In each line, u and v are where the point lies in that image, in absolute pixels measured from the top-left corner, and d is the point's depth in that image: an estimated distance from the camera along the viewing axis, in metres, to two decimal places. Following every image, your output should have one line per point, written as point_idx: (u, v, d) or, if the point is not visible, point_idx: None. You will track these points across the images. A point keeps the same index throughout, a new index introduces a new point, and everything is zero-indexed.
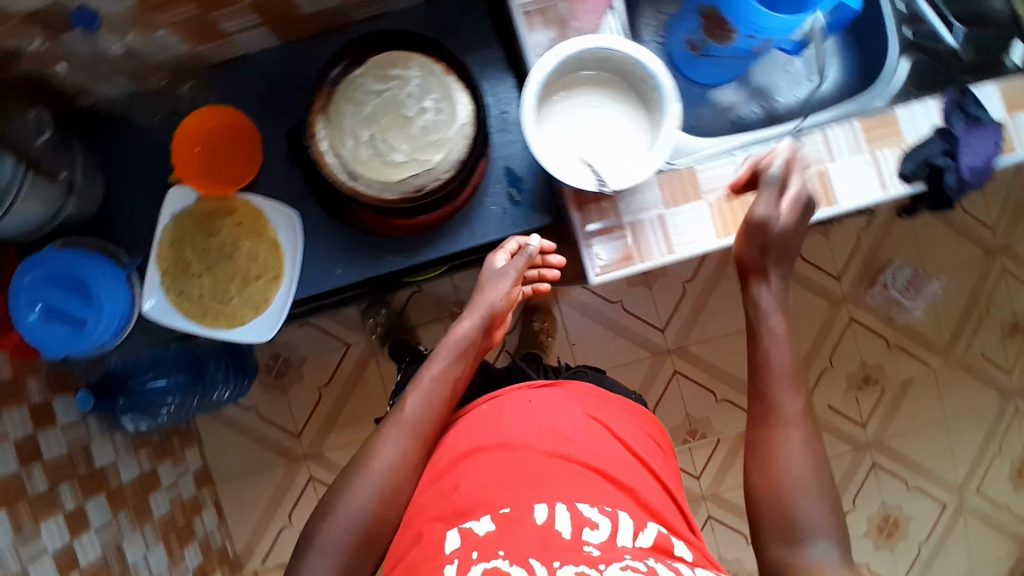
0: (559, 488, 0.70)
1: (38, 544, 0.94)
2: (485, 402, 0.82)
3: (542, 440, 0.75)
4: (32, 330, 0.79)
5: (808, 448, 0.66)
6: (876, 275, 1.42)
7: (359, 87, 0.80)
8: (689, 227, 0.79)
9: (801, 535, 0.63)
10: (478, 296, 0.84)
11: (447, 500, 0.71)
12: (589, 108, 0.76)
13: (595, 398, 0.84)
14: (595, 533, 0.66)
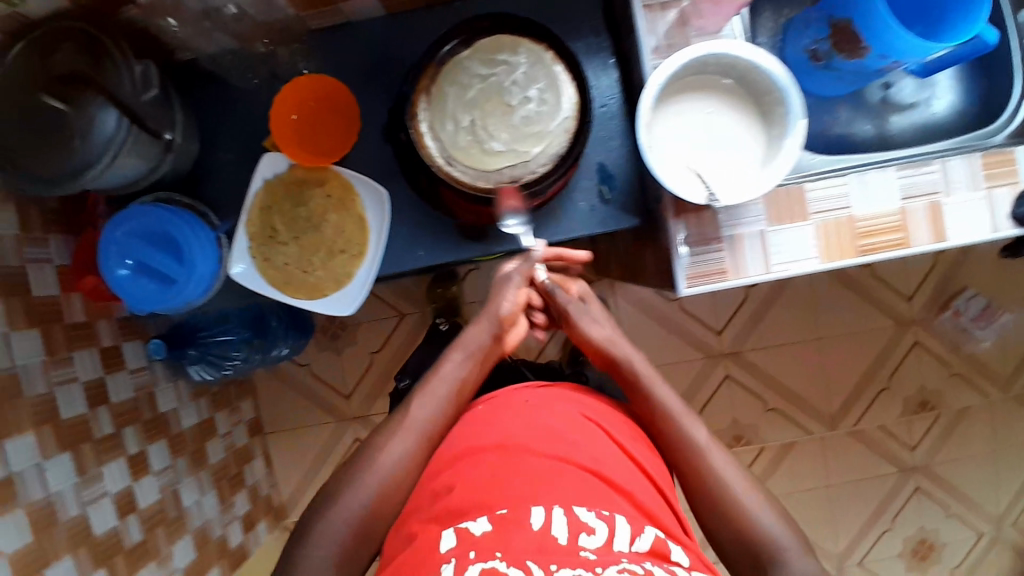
0: (553, 488, 0.64)
1: (100, 486, 0.97)
2: (482, 404, 0.79)
3: (539, 441, 0.70)
4: (122, 284, 0.79)
5: (738, 476, 0.73)
6: (948, 300, 1.38)
7: (464, 69, 0.78)
8: (792, 246, 0.76)
9: (773, 555, 0.68)
10: (490, 303, 0.85)
11: (441, 504, 0.66)
12: (705, 114, 0.72)
13: (593, 403, 0.78)
14: (592, 538, 0.60)
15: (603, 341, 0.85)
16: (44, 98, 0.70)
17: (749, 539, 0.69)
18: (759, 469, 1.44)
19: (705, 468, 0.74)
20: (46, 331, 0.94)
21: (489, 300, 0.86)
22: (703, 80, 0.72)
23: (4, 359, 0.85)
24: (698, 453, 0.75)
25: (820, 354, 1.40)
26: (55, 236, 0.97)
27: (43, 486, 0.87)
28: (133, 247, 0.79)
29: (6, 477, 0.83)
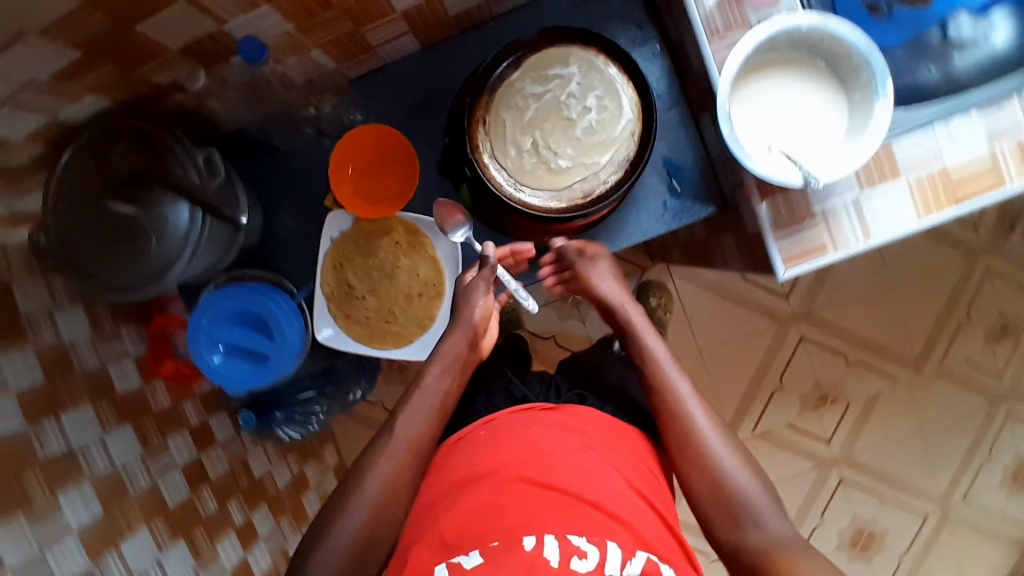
0: (547, 514, 0.61)
1: (216, 564, 0.98)
2: (483, 427, 0.72)
3: (545, 467, 0.65)
4: (218, 369, 0.79)
5: (720, 434, 0.70)
6: (1015, 220, 1.34)
7: (518, 91, 0.74)
8: (886, 209, 0.73)
9: (747, 509, 0.66)
10: (462, 305, 0.78)
11: (429, 533, 0.62)
12: (780, 92, 0.68)
13: (597, 425, 0.72)
14: (584, 562, 0.57)
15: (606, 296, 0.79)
16: (107, 202, 0.69)
17: (722, 493, 0.67)
18: (848, 424, 1.41)
19: (676, 420, 0.71)
20: (137, 426, 0.93)
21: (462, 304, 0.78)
22: (774, 57, 0.68)
23: (104, 463, 0.85)
24: (679, 405, 0.72)
25: (893, 300, 1.37)
26: (126, 328, 0.98)
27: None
28: (221, 332, 0.79)
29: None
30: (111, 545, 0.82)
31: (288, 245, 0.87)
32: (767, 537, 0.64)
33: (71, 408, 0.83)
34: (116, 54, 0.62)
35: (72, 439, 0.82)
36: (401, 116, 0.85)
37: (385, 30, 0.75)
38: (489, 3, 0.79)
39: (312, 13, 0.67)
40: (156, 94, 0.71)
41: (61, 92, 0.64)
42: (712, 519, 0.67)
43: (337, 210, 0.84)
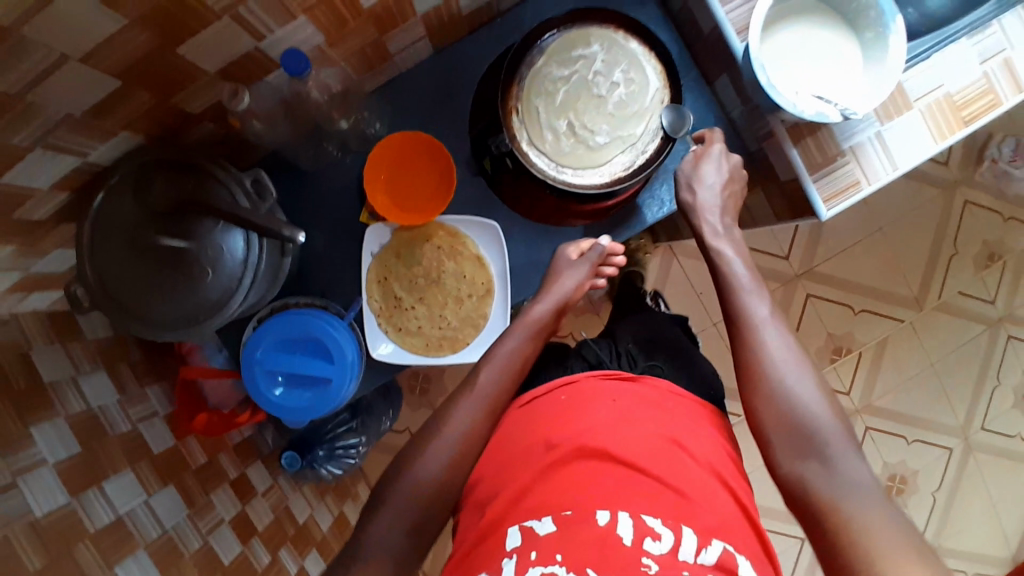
0: (623, 495, 0.60)
1: None
2: (563, 392, 0.71)
3: (626, 442, 0.64)
4: (279, 402, 0.76)
5: (801, 368, 0.67)
6: (982, 152, 1.42)
7: (546, 76, 0.77)
8: (905, 139, 0.77)
9: (820, 447, 0.62)
10: (553, 277, 0.82)
11: (504, 492, 0.63)
12: (800, 41, 0.72)
13: (677, 401, 0.71)
14: (657, 544, 0.56)
15: (692, 205, 0.79)
16: (154, 237, 0.66)
17: (791, 424, 0.64)
18: (864, 371, 1.46)
19: (749, 344, 0.69)
20: (179, 484, 0.86)
21: (553, 280, 0.81)
22: (786, 9, 0.72)
23: (154, 528, 0.79)
24: (754, 328, 0.70)
25: (886, 245, 1.43)
26: (151, 386, 0.90)
27: None
28: (279, 361, 0.75)
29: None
30: None
31: (325, 265, 0.86)
32: (839, 485, 0.60)
33: (114, 472, 0.77)
34: (150, 83, 0.61)
35: (119, 506, 0.76)
36: (422, 120, 0.86)
37: (404, 36, 0.76)
38: None
39: (341, 21, 0.67)
40: (184, 125, 0.70)
41: (94, 131, 0.62)
42: (775, 450, 0.64)
43: (375, 223, 0.84)
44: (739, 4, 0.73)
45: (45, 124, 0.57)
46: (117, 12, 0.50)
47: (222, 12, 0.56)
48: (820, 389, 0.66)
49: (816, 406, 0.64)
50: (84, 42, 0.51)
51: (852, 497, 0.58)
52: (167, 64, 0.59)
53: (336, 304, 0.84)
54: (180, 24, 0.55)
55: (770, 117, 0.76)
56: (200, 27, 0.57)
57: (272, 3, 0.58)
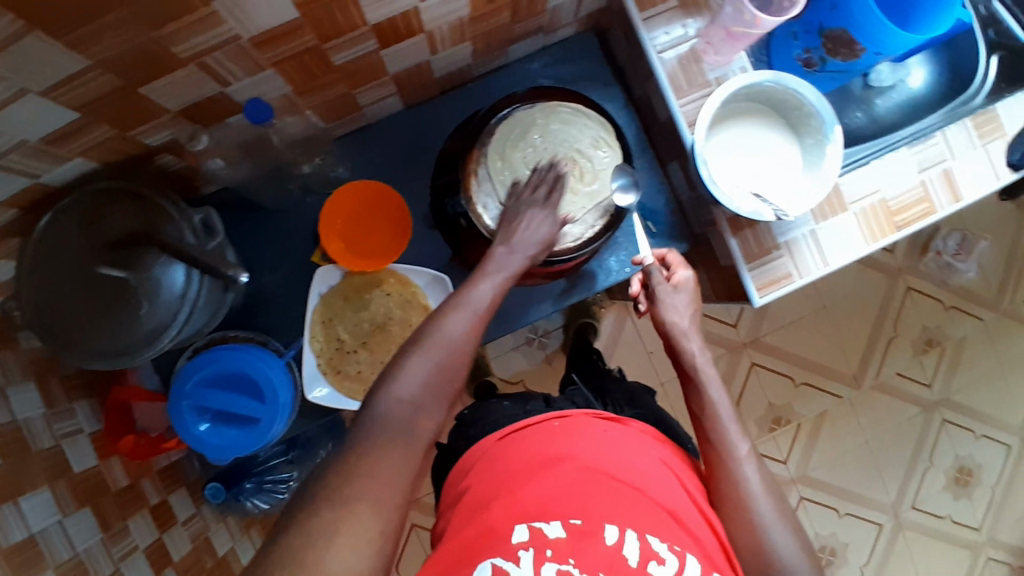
0: (628, 510, 0.60)
1: None
2: (556, 419, 0.72)
3: (622, 466, 0.65)
4: (205, 436, 0.75)
5: (776, 510, 0.65)
6: (927, 243, 1.50)
7: (510, 142, 0.79)
8: (838, 239, 0.81)
9: None
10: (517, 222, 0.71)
11: (507, 500, 0.62)
12: (745, 142, 0.77)
13: (661, 444, 0.72)
14: (663, 569, 0.56)
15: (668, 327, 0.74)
16: (95, 266, 0.66)
17: (762, 563, 0.62)
18: (803, 441, 1.49)
19: (725, 474, 0.67)
20: (97, 507, 0.85)
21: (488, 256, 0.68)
22: (733, 110, 0.78)
23: (66, 549, 0.77)
24: (732, 463, 0.67)
25: (831, 323, 1.49)
26: (80, 402, 0.90)
27: None
28: (209, 397, 0.75)
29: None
30: None
31: (271, 304, 0.86)
32: None
33: (29, 489, 0.75)
34: (112, 116, 0.61)
35: (32, 524, 0.74)
36: (385, 171, 0.88)
37: (375, 92, 0.79)
38: (472, 65, 0.84)
39: (312, 76, 0.69)
40: (144, 156, 0.71)
41: (49, 155, 0.62)
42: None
43: (326, 265, 0.85)
44: (693, 100, 0.80)
45: None
46: (79, 54, 0.51)
47: (188, 60, 0.57)
48: (794, 528, 0.64)
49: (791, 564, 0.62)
50: (45, 78, 0.52)
51: None
52: (130, 101, 0.60)
53: (277, 341, 0.84)
54: (145, 67, 0.56)
55: (714, 208, 0.79)
56: (166, 70, 0.58)
57: (240, 55, 0.60)
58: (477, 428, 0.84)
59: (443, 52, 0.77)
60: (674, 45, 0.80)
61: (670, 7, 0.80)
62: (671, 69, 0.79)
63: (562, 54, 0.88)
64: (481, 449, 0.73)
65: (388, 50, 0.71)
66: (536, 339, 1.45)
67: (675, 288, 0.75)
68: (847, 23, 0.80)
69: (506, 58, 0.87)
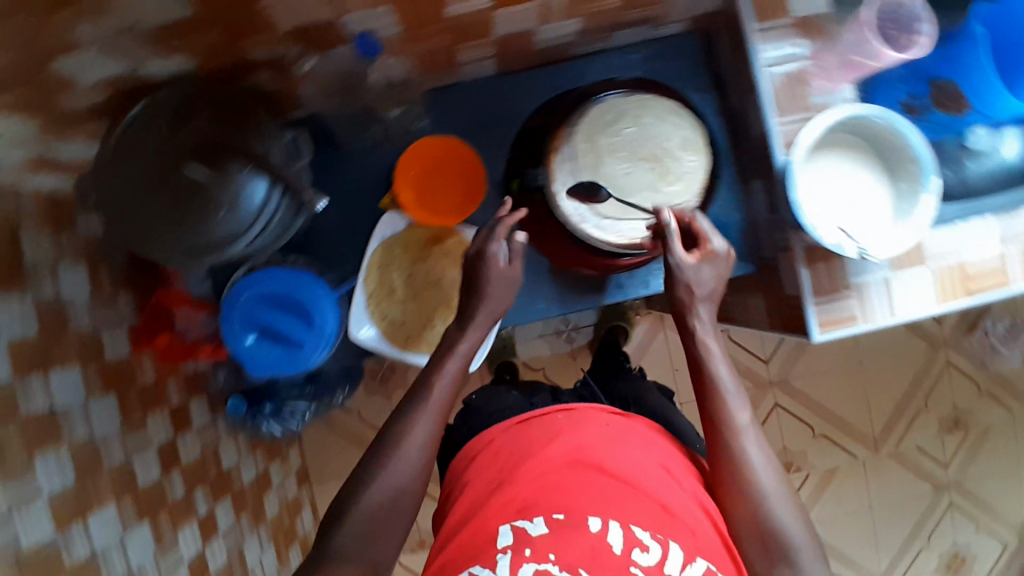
0: (616, 503, 0.66)
1: (175, 554, 0.94)
2: (559, 413, 0.78)
3: (617, 463, 0.70)
4: (250, 351, 0.78)
5: (776, 479, 0.68)
6: (976, 321, 1.47)
7: (600, 126, 0.77)
8: (909, 291, 0.80)
9: (784, 555, 0.66)
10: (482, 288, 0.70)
11: (502, 493, 0.69)
12: (838, 172, 0.77)
13: (660, 443, 0.76)
14: (645, 555, 0.62)
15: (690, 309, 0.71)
16: (183, 166, 0.67)
17: (766, 535, 0.66)
18: (808, 491, 1.46)
19: (741, 488, 0.67)
20: (121, 395, 0.92)
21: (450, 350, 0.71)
22: (830, 140, 0.77)
23: (83, 430, 0.83)
24: (734, 439, 0.68)
25: (861, 381, 1.46)
26: (123, 294, 0.96)
27: (86, 542, 0.79)
28: (257, 311, 0.78)
29: (91, 555, 0.80)
30: (75, 521, 0.78)
31: (328, 238, 0.86)
32: None
33: (61, 365, 0.82)
34: (223, 23, 0.61)
35: (56, 398, 0.80)
36: (467, 132, 0.87)
37: (475, 50, 0.77)
38: (575, 42, 0.82)
39: (421, 22, 0.67)
40: (241, 69, 0.70)
41: (157, 45, 0.61)
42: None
43: (392, 211, 0.85)
44: (792, 121, 0.78)
45: (108, 30, 0.56)
46: None
47: None
48: (789, 492, 0.68)
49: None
50: None
51: None
52: (244, 12, 0.59)
53: (331, 274, 0.85)
54: None
55: (793, 234, 0.78)
56: None
57: None
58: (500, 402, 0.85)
59: (551, 24, 0.75)
60: (783, 63, 0.77)
61: (786, 24, 0.77)
62: (776, 86, 0.78)
63: (665, 51, 0.87)
64: (488, 435, 0.79)
65: (503, 10, 0.69)
66: (566, 332, 1.44)
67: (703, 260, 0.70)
68: (960, 77, 0.80)
69: (610, 41, 0.85)
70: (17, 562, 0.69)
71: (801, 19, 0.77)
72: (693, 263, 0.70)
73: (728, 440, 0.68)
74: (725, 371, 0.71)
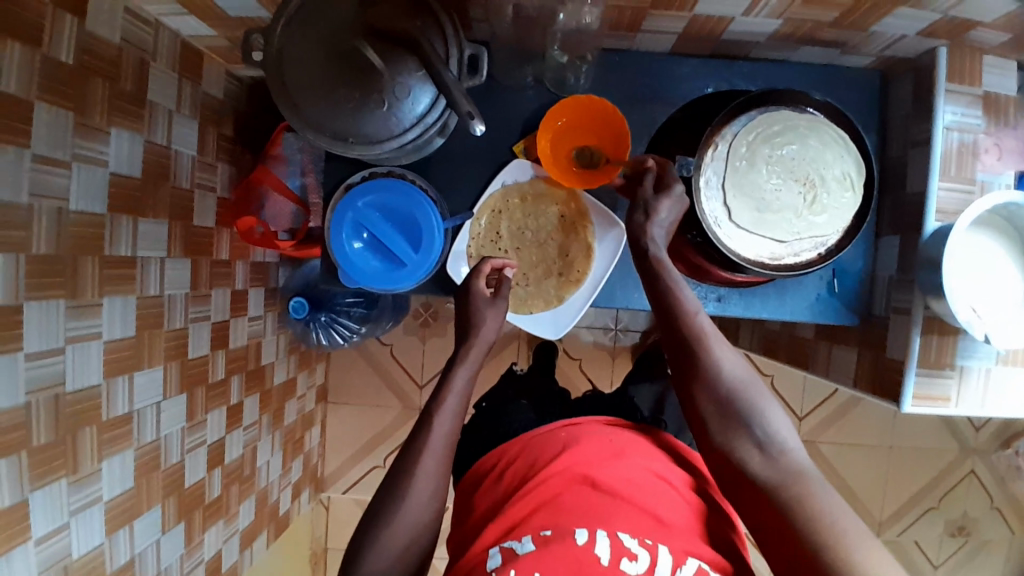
0: (602, 517, 0.64)
1: (200, 434, 0.93)
2: (562, 430, 0.80)
3: (607, 475, 0.70)
4: (350, 256, 0.75)
5: (748, 377, 0.66)
6: (1013, 438, 1.45)
7: (762, 136, 0.75)
8: (1006, 389, 0.79)
9: (764, 445, 0.63)
10: (474, 324, 0.74)
11: (498, 517, 0.68)
12: (982, 251, 0.74)
13: (652, 453, 0.75)
14: (634, 564, 0.60)
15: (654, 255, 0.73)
16: (356, 46, 0.64)
17: (747, 428, 0.64)
18: None
19: (702, 387, 0.66)
20: (194, 264, 0.90)
21: (449, 382, 0.71)
22: (987, 217, 0.75)
23: (155, 287, 0.82)
24: (702, 345, 0.67)
25: (884, 462, 1.45)
26: (223, 165, 0.96)
27: (127, 400, 0.78)
28: (371, 218, 0.75)
29: (129, 413, 0.78)
30: (122, 375, 0.77)
31: (453, 167, 0.84)
32: (787, 472, 0.61)
33: (150, 216, 0.81)
34: None
35: (139, 247, 0.79)
36: (619, 102, 0.85)
37: (665, 21, 0.74)
38: (760, 44, 0.80)
39: None
40: None
41: None
42: (760, 496, 0.61)
43: (523, 159, 0.83)
44: (954, 188, 0.76)
45: None
46: None
47: None
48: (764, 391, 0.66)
49: (774, 465, 0.61)
50: None
51: (807, 485, 0.59)
52: None
53: (445, 204, 0.83)
54: None
55: (917, 298, 0.76)
56: None
57: None
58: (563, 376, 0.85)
59: (752, 17, 0.72)
60: (960, 129, 0.76)
61: (975, 93, 0.77)
62: (948, 149, 0.76)
63: (840, 78, 0.85)
64: (507, 447, 0.82)
65: None
66: (612, 331, 1.43)
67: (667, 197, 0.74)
68: None
69: (790, 54, 0.83)
70: (59, 400, 0.68)
71: (989, 92, 0.77)
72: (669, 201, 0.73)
73: (694, 348, 0.67)
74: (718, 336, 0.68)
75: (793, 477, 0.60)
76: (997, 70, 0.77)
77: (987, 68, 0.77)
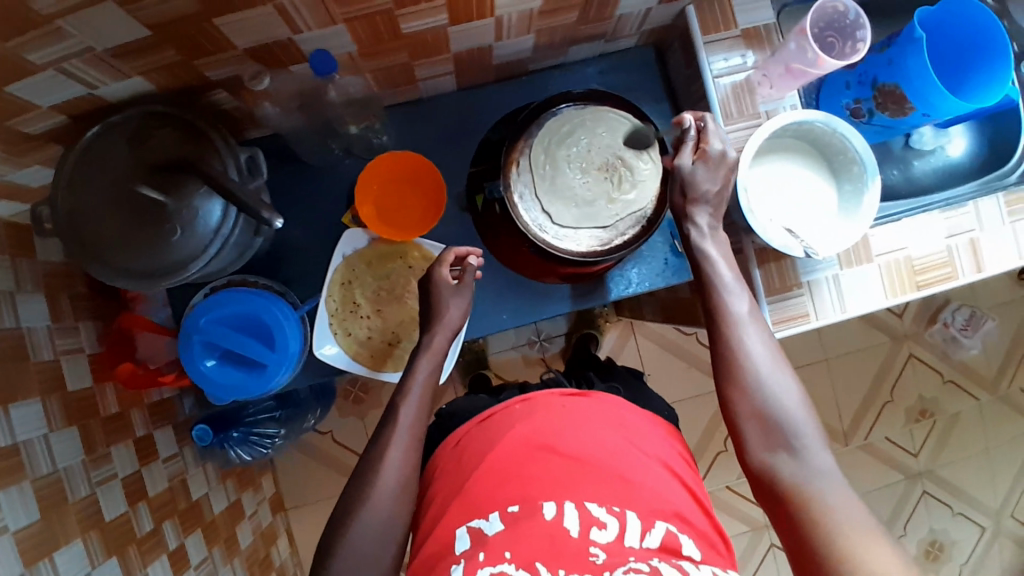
0: (570, 485, 0.65)
1: None
2: (518, 403, 0.76)
3: (570, 442, 0.69)
4: (210, 373, 0.76)
5: (777, 365, 0.67)
6: (936, 313, 1.50)
7: (556, 138, 0.79)
8: (859, 287, 0.84)
9: (792, 443, 0.64)
10: (437, 312, 0.77)
11: (462, 496, 0.68)
12: (785, 176, 0.79)
13: (623, 413, 0.75)
14: (603, 533, 0.62)
15: (686, 219, 0.73)
16: (138, 185, 0.66)
17: (772, 423, 0.65)
18: None
19: (740, 390, 0.67)
20: (84, 430, 0.89)
21: (412, 373, 0.75)
22: (777, 144, 0.79)
23: (46, 465, 0.80)
24: (730, 324, 0.69)
25: (829, 377, 1.49)
26: (85, 323, 0.94)
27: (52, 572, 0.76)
28: (217, 334, 0.76)
29: None
30: (43, 558, 0.75)
31: (296, 258, 0.87)
32: (810, 473, 0.63)
33: (21, 399, 0.79)
34: (181, 44, 0.60)
35: (18, 433, 0.77)
36: (428, 148, 0.88)
37: (434, 67, 0.78)
38: (531, 58, 0.85)
39: (378, 38, 0.68)
40: (200, 88, 0.70)
41: (110, 64, 0.61)
42: (783, 496, 0.63)
43: (355, 228, 0.85)
44: (741, 128, 0.81)
45: (64, 50, 0.56)
46: None
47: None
48: (794, 383, 0.67)
49: (802, 466, 0.63)
50: None
51: (826, 492, 0.61)
52: (200, 31, 0.59)
53: (293, 294, 0.85)
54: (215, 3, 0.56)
55: (745, 236, 0.81)
56: (243, 6, 0.57)
57: (316, 5, 0.59)
58: (455, 414, 0.87)
59: (506, 39, 0.77)
60: (731, 72, 0.81)
61: (733, 35, 0.81)
62: (724, 95, 0.81)
63: (618, 64, 0.89)
64: (459, 430, 0.77)
65: (457, 26, 0.70)
66: (538, 343, 1.44)
67: (704, 159, 0.72)
68: (902, 78, 0.80)
69: (564, 58, 0.87)
70: None
71: (747, 30, 0.81)
72: (695, 164, 0.72)
73: (723, 324, 0.69)
74: (745, 308, 0.70)
75: (812, 478, 0.62)
76: (748, 6, 0.81)
77: (739, 6, 0.81)
